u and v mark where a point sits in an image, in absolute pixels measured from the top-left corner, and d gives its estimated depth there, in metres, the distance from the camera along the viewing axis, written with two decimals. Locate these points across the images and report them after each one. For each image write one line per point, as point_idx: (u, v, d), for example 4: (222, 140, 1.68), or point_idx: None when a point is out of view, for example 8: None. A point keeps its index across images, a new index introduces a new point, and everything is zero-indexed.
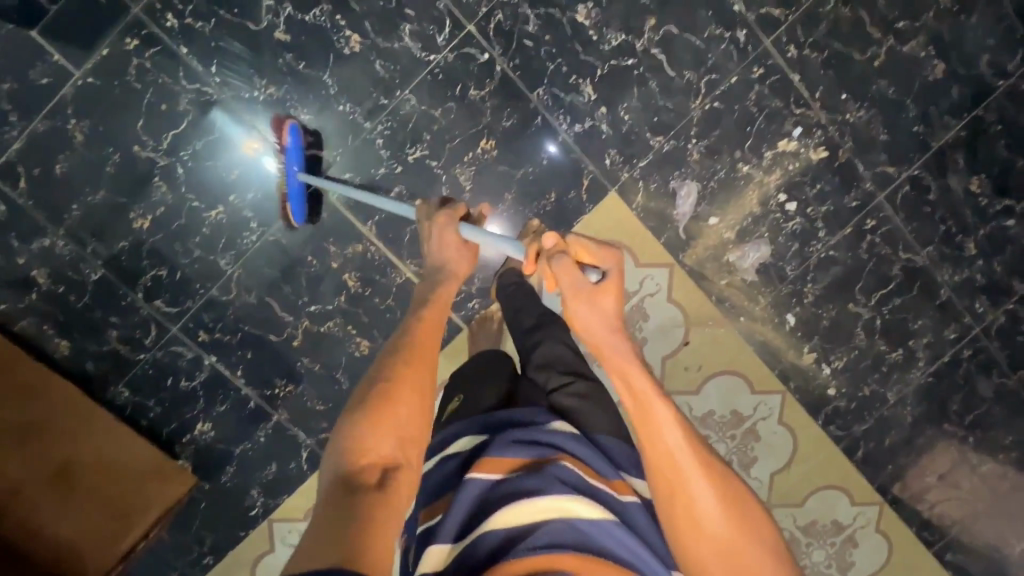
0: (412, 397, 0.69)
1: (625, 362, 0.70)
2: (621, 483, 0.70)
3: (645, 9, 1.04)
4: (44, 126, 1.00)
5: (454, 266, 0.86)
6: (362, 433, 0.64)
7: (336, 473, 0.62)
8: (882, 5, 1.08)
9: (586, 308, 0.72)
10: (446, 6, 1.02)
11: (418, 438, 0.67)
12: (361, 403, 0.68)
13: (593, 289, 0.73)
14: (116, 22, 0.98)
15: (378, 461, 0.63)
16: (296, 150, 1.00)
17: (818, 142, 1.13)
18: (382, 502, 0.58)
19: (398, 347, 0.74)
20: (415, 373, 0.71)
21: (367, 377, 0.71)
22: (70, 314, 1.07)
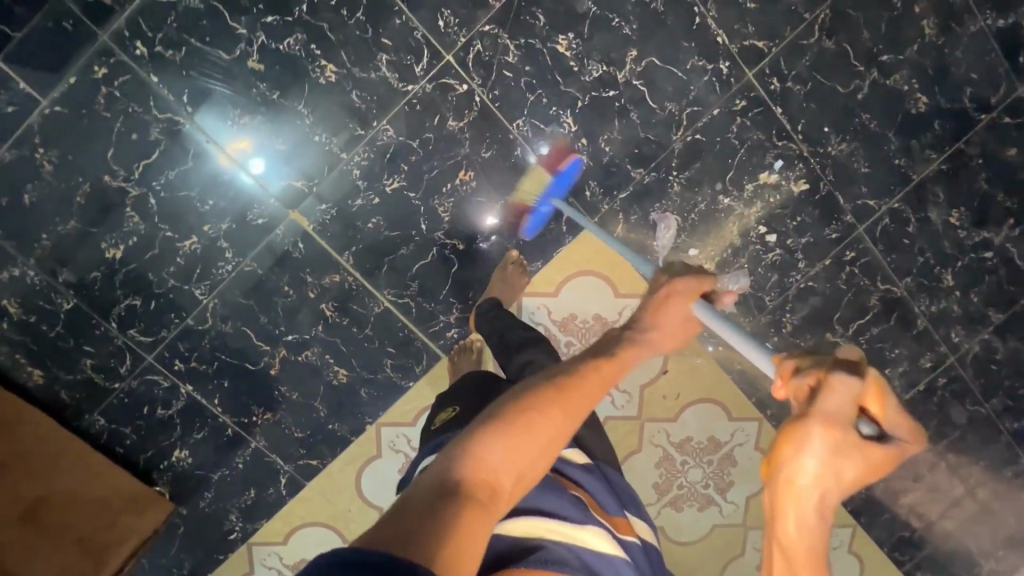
0: (554, 438, 0.59)
1: (809, 516, 0.52)
2: (622, 521, 0.71)
3: (627, 40, 1.03)
4: (11, 155, 0.97)
5: (657, 335, 0.72)
6: (490, 443, 0.56)
7: (443, 466, 0.53)
8: (866, 38, 1.07)
9: (821, 460, 0.50)
10: (424, 36, 0.99)
11: (530, 480, 0.57)
12: (503, 411, 0.60)
13: (850, 446, 0.49)
14: (83, 50, 0.95)
15: (491, 480, 0.53)
16: (565, 179, 1.08)
17: (799, 174, 1.12)
18: (481, 524, 0.49)
19: (560, 376, 0.64)
20: (566, 417, 0.61)
21: (517, 387, 0.63)
22: (43, 343, 1.06)
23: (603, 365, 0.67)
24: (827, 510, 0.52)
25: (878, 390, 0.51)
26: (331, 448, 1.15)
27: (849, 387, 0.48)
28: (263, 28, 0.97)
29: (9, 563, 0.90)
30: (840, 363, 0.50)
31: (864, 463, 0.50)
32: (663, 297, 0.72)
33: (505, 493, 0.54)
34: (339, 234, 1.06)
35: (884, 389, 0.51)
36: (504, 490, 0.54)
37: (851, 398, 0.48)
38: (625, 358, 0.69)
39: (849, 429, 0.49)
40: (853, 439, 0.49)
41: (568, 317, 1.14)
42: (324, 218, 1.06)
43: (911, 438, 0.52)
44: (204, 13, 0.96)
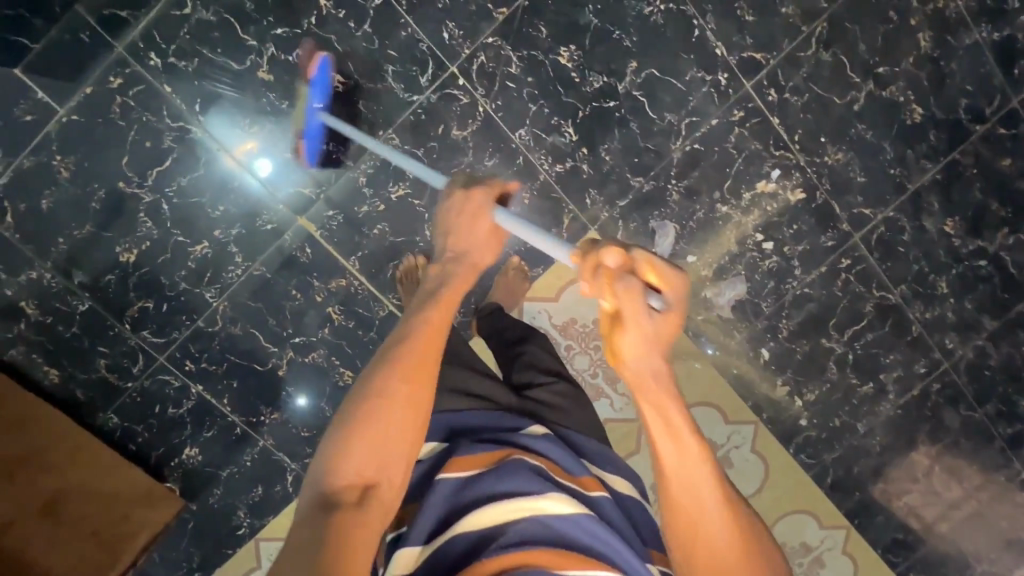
0: (406, 414, 0.60)
1: (670, 406, 0.55)
2: (589, 479, 0.69)
3: (627, 52, 1.05)
4: (30, 162, 1.01)
5: (475, 257, 0.71)
6: (341, 452, 0.58)
7: (312, 488, 0.57)
8: (863, 50, 1.09)
9: (645, 350, 0.54)
10: (429, 48, 1.02)
11: (405, 459, 0.60)
12: (346, 417, 0.60)
13: (656, 319, 0.54)
14: (100, 61, 0.98)
15: (358, 480, 0.57)
16: (323, 84, 0.98)
17: (796, 183, 1.14)
18: (361, 526, 0.54)
19: (394, 346, 0.63)
20: (413, 387, 0.61)
21: (361, 377, 0.62)
22: (59, 343, 1.09)
23: (430, 321, 0.64)
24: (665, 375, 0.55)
25: (649, 262, 0.55)
26: None
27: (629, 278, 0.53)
28: (272, 40, 1.00)
29: (30, 551, 0.94)
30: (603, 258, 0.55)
31: (668, 336, 0.55)
32: (468, 212, 0.71)
33: (378, 484, 0.58)
34: (345, 239, 1.09)
35: (654, 261, 0.55)
36: (378, 481, 0.58)
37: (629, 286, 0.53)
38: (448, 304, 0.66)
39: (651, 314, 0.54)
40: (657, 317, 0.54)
41: (569, 321, 1.18)
42: (331, 223, 1.09)
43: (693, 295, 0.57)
44: (215, 25, 0.99)
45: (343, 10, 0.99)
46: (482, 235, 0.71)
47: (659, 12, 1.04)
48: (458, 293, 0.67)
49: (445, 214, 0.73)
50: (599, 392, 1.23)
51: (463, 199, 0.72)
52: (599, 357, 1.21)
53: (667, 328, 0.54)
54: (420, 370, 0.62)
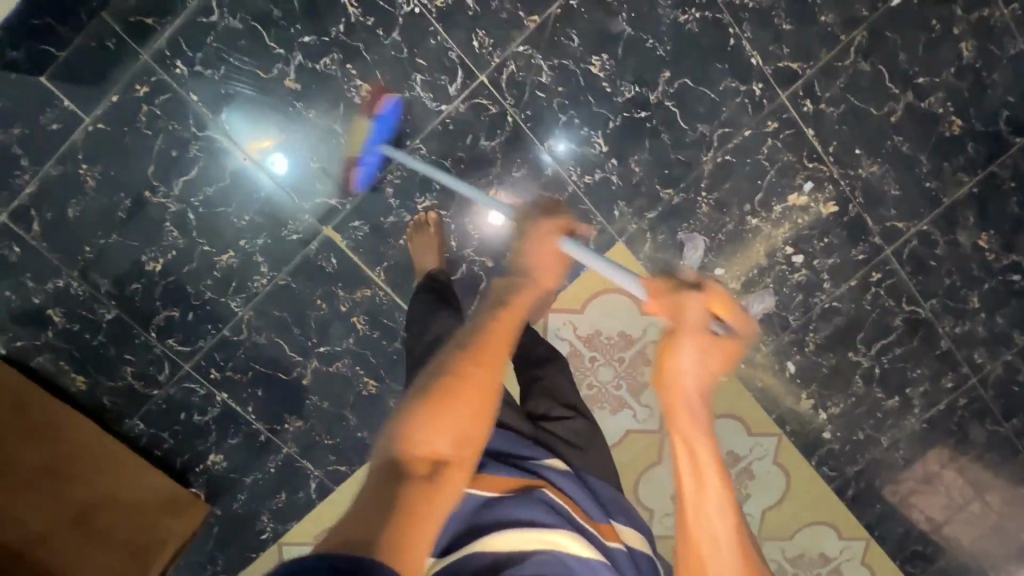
0: (480, 394, 0.60)
1: (699, 425, 0.62)
2: (607, 526, 0.71)
3: (660, 61, 1.03)
4: (56, 171, 1.00)
5: (539, 276, 0.74)
6: (413, 419, 0.56)
7: (381, 454, 0.55)
8: (903, 60, 1.06)
9: (693, 367, 0.62)
10: (458, 56, 1.00)
11: (474, 441, 0.58)
12: (420, 390, 0.59)
13: (710, 348, 0.62)
14: (125, 69, 0.97)
15: (428, 452, 0.55)
16: (388, 122, 1.01)
17: (829, 196, 1.12)
18: (428, 497, 0.51)
19: (469, 334, 0.65)
20: (486, 370, 0.61)
21: (434, 362, 0.63)
22: (86, 350, 1.09)
23: (511, 311, 0.67)
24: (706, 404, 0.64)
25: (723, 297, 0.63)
26: (360, 455, 1.19)
27: (693, 303, 0.62)
28: (300, 48, 0.98)
29: (62, 565, 0.94)
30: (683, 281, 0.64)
31: (712, 356, 0.63)
32: (540, 234, 0.76)
33: (448, 461, 0.55)
34: (370, 250, 1.08)
35: (728, 302, 0.63)
36: (447, 457, 0.55)
37: (699, 306, 0.62)
38: (529, 298, 0.70)
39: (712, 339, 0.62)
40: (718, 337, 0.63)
41: (592, 332, 1.19)
42: (357, 234, 1.08)
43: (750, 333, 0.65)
44: (242, 33, 0.97)
45: (372, 18, 0.97)
46: (552, 259, 0.75)
47: (694, 21, 1.02)
48: (533, 297, 0.71)
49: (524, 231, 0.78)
50: (622, 404, 1.22)
51: (536, 230, 0.76)
52: (623, 368, 1.20)
53: (717, 354, 0.63)
54: (498, 353, 0.63)
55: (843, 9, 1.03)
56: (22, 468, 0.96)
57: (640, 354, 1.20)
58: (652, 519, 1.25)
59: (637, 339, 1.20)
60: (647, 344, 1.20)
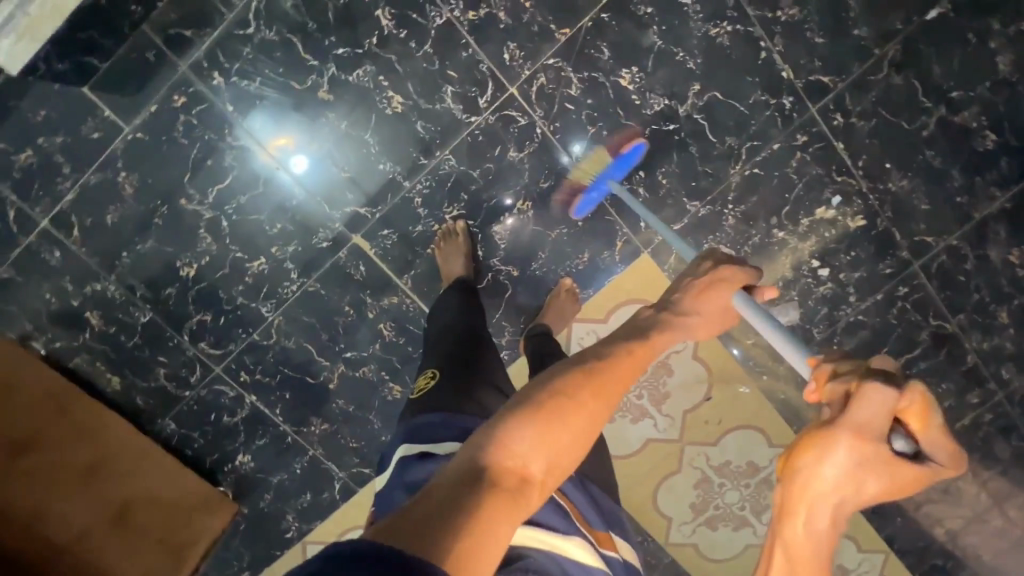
0: (580, 427, 0.61)
1: (832, 510, 0.60)
2: (606, 536, 0.74)
3: (690, 74, 1.03)
4: (96, 178, 1.03)
5: (695, 325, 0.81)
6: (518, 429, 0.56)
7: (473, 450, 0.55)
8: (937, 74, 1.05)
9: (849, 467, 0.58)
10: (489, 69, 1.01)
11: (562, 470, 0.59)
12: (531, 398, 0.61)
13: (871, 456, 0.57)
14: (164, 80, 0.99)
15: (521, 467, 0.55)
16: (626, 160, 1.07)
17: (857, 210, 1.12)
18: (513, 509, 0.51)
19: (592, 363, 0.66)
20: (598, 405, 0.63)
21: (548, 375, 0.65)
22: (121, 352, 1.13)
23: (629, 356, 0.70)
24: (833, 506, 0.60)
25: (921, 411, 0.58)
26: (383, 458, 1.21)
27: (882, 400, 0.55)
28: (334, 60, 0.99)
29: (102, 562, 0.96)
30: (872, 375, 0.56)
31: (894, 474, 0.59)
32: (708, 284, 0.82)
33: (534, 483, 0.55)
34: (398, 258, 1.10)
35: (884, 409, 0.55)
36: (535, 478, 0.55)
37: (882, 409, 0.56)
38: (650, 348, 0.73)
39: (865, 437, 0.57)
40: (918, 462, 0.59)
41: None
42: (385, 243, 1.09)
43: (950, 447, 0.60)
44: (278, 44, 0.99)
45: (405, 30, 0.98)
46: (715, 309, 0.82)
47: (726, 34, 1.01)
48: (664, 342, 0.75)
49: (695, 278, 0.84)
50: (643, 414, 1.22)
51: (708, 275, 0.83)
52: (645, 378, 1.21)
53: (860, 459, 0.57)
54: (609, 394, 0.64)
55: (877, 22, 1.02)
56: (64, 467, 0.98)
57: (662, 364, 1.21)
58: (669, 527, 1.26)
59: None
60: (669, 355, 1.20)
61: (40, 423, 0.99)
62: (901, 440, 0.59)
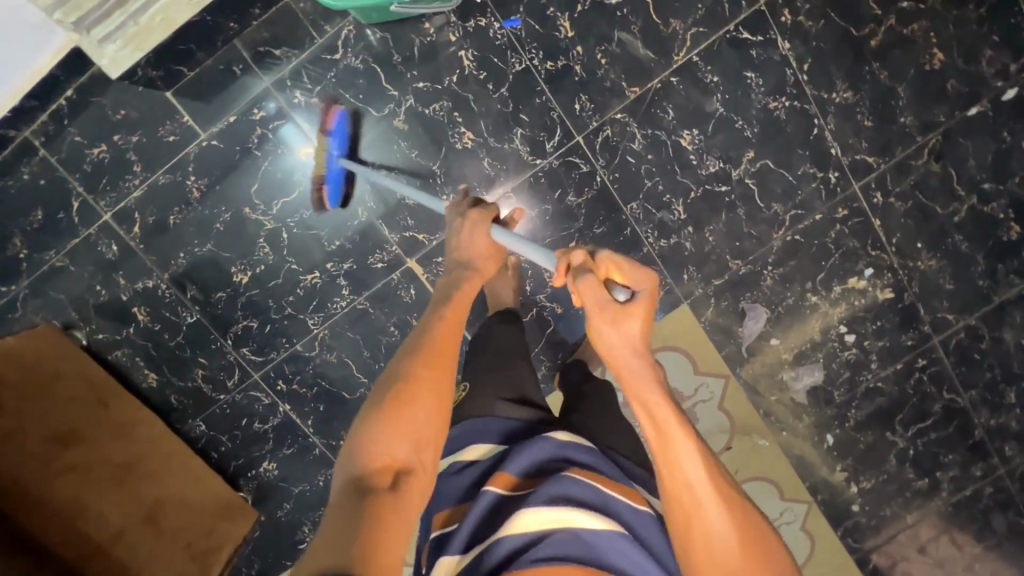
0: (428, 400, 0.67)
1: (648, 384, 0.62)
2: (634, 491, 0.69)
3: (746, 141, 1.09)
4: (165, 179, 1.06)
5: (479, 265, 0.85)
6: (376, 434, 0.63)
7: (348, 472, 0.61)
8: (972, 167, 1.12)
9: (614, 335, 0.62)
10: (559, 116, 1.06)
11: (431, 443, 0.65)
12: (377, 400, 0.66)
13: (619, 309, 0.62)
14: (246, 94, 1.04)
15: (389, 464, 0.61)
16: (342, 134, 1.04)
17: (886, 283, 1.17)
18: (398, 500, 0.58)
19: (416, 343, 0.72)
20: (433, 374, 0.69)
21: (385, 374, 0.70)
22: (162, 350, 1.13)
23: (443, 321, 0.75)
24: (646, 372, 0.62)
25: (605, 261, 0.65)
26: None
27: (587, 276, 0.63)
28: (412, 93, 1.04)
29: (137, 561, 0.96)
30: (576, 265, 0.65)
31: (639, 316, 0.63)
32: (472, 234, 0.86)
33: (410, 466, 0.62)
34: None
35: (592, 281, 0.63)
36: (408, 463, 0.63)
37: (596, 283, 0.63)
38: (461, 304, 0.78)
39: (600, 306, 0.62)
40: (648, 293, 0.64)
41: None
42: (439, 270, 1.12)
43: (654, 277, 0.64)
44: (361, 72, 1.03)
45: (484, 72, 1.04)
46: (486, 249, 0.85)
47: (783, 108, 1.08)
48: (468, 298, 0.80)
49: (457, 236, 0.87)
50: None
51: (467, 225, 0.86)
52: None
53: (611, 328, 0.62)
54: (438, 360, 0.70)
55: (923, 112, 1.10)
56: (102, 463, 0.99)
57: (689, 411, 1.23)
58: None
59: (688, 397, 1.22)
60: (697, 404, 1.22)
61: (81, 417, 1.00)
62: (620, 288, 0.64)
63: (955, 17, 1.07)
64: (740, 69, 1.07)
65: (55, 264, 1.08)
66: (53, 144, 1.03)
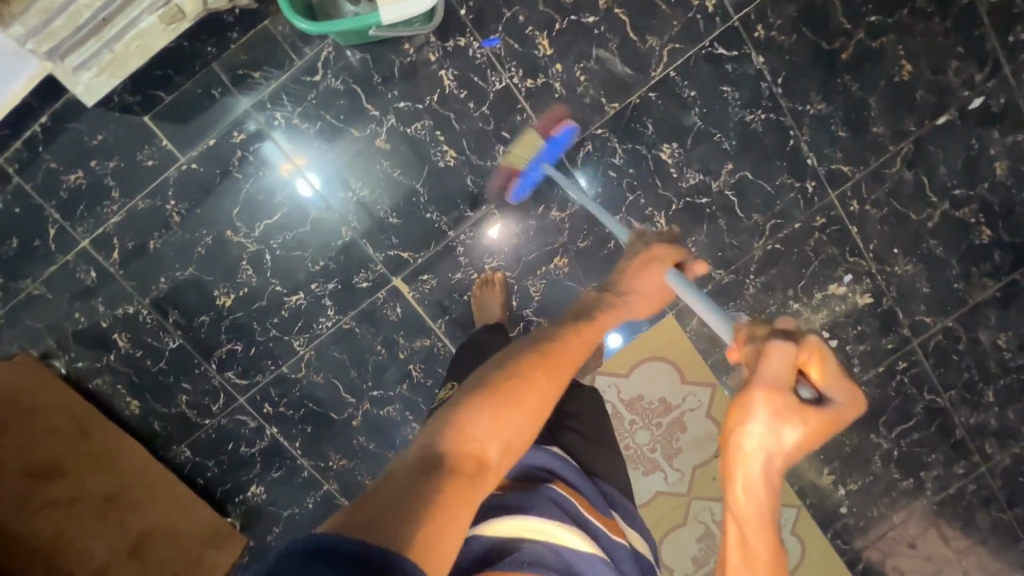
0: (536, 408, 0.63)
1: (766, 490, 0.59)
2: (611, 521, 0.70)
3: (725, 154, 1.11)
4: (144, 204, 1.05)
5: (637, 299, 0.80)
6: (476, 417, 0.58)
7: (431, 441, 0.55)
8: (943, 173, 1.15)
9: (763, 427, 0.57)
10: (540, 132, 1.08)
11: (517, 452, 0.60)
12: (487, 385, 0.62)
13: (791, 404, 0.57)
14: (225, 116, 1.03)
15: (477, 452, 0.56)
16: (558, 145, 1.07)
17: (865, 288, 1.20)
18: (473, 495, 0.52)
19: (543, 345, 0.68)
20: (548, 383, 0.64)
21: (497, 364, 0.66)
22: (144, 376, 1.12)
23: (578, 334, 0.71)
24: (768, 482, 0.59)
25: (813, 351, 0.59)
26: None
27: (781, 350, 0.58)
28: (394, 112, 1.05)
29: None
30: (776, 333, 0.60)
31: (806, 427, 0.58)
32: (643, 262, 0.82)
33: (492, 465, 0.56)
34: (435, 302, 1.13)
35: (786, 358, 0.58)
36: (491, 462, 0.56)
37: (781, 361, 0.58)
38: (600, 324, 0.74)
39: (775, 395, 0.57)
40: (839, 413, 0.59)
41: (635, 398, 1.23)
42: (424, 287, 1.12)
43: (846, 400, 0.59)
44: (342, 93, 1.04)
45: (465, 91, 1.05)
46: (652, 286, 0.81)
47: (759, 120, 1.10)
48: (609, 322, 0.76)
49: (627, 263, 0.84)
50: (654, 467, 1.25)
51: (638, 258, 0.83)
52: (660, 433, 1.24)
53: (777, 423, 0.57)
54: (556, 374, 0.66)
55: (894, 122, 1.13)
56: (82, 498, 0.96)
57: (677, 420, 1.24)
58: None
59: (676, 407, 1.23)
60: (685, 413, 1.23)
61: (59, 452, 0.97)
62: (806, 387, 0.59)
63: (922, 29, 1.10)
64: (717, 83, 1.09)
65: (32, 292, 1.06)
66: (27, 171, 1.01)
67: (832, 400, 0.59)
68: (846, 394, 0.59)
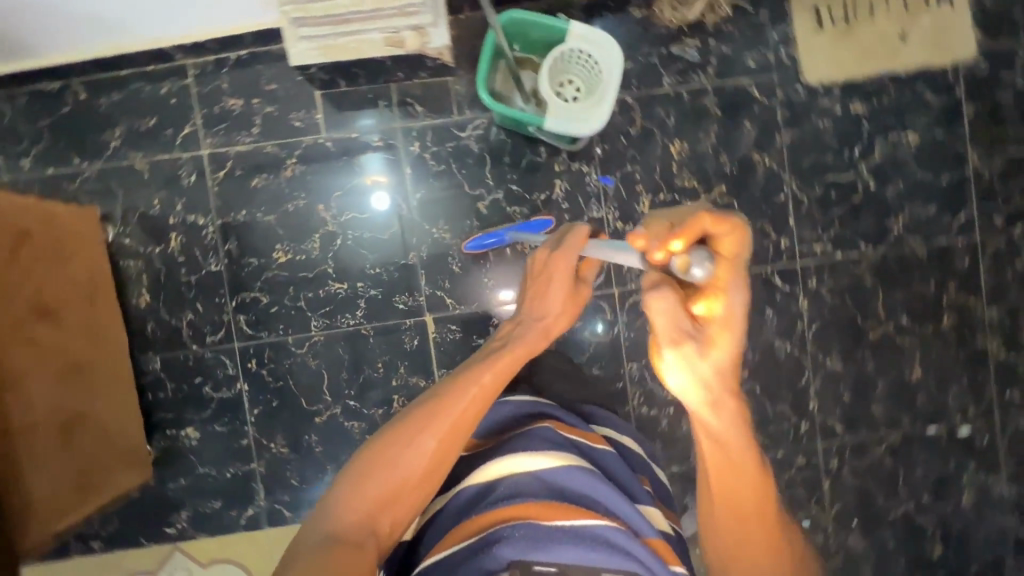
0: (429, 463, 0.68)
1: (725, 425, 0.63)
2: (595, 437, 0.80)
3: (745, 362, 1.23)
4: (270, 150, 1.18)
5: (550, 324, 0.85)
6: (361, 489, 0.66)
7: (326, 519, 0.65)
8: (917, 476, 1.25)
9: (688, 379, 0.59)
10: (609, 265, 1.21)
11: (411, 504, 0.68)
12: (374, 451, 0.68)
13: (692, 336, 0.55)
14: (376, 124, 1.19)
15: (367, 519, 0.65)
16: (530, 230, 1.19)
17: (815, 543, 1.24)
18: (362, 559, 0.61)
19: (435, 398, 0.72)
20: (443, 440, 0.69)
21: (392, 422, 0.71)
22: (170, 279, 1.17)
23: (480, 381, 0.73)
24: (727, 401, 0.61)
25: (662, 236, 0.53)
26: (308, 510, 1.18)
27: (660, 302, 0.54)
28: (504, 191, 1.21)
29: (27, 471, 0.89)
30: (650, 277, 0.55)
31: (715, 336, 0.56)
32: (546, 277, 0.85)
33: (383, 529, 0.65)
34: (448, 352, 1.20)
35: (666, 304, 0.54)
36: (383, 527, 0.65)
37: (667, 310, 0.54)
38: (504, 370, 0.76)
39: (680, 342, 0.56)
40: (735, 294, 0.53)
41: None
42: (448, 335, 1.20)
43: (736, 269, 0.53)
44: (474, 154, 1.20)
45: (567, 204, 1.21)
46: (556, 306, 0.85)
47: (785, 349, 1.24)
48: (520, 357, 0.78)
49: (534, 270, 0.87)
50: None
51: (545, 258, 0.85)
52: None
53: (703, 366, 0.57)
54: (454, 429, 0.70)
55: (892, 410, 1.25)
56: (63, 352, 0.96)
57: None
58: None
59: None
60: None
61: (69, 303, 0.99)
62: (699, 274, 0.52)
63: (941, 349, 1.26)
64: (764, 303, 1.24)
65: (134, 164, 1.16)
66: (202, 79, 1.16)
67: (724, 295, 0.53)
68: (732, 264, 0.53)
